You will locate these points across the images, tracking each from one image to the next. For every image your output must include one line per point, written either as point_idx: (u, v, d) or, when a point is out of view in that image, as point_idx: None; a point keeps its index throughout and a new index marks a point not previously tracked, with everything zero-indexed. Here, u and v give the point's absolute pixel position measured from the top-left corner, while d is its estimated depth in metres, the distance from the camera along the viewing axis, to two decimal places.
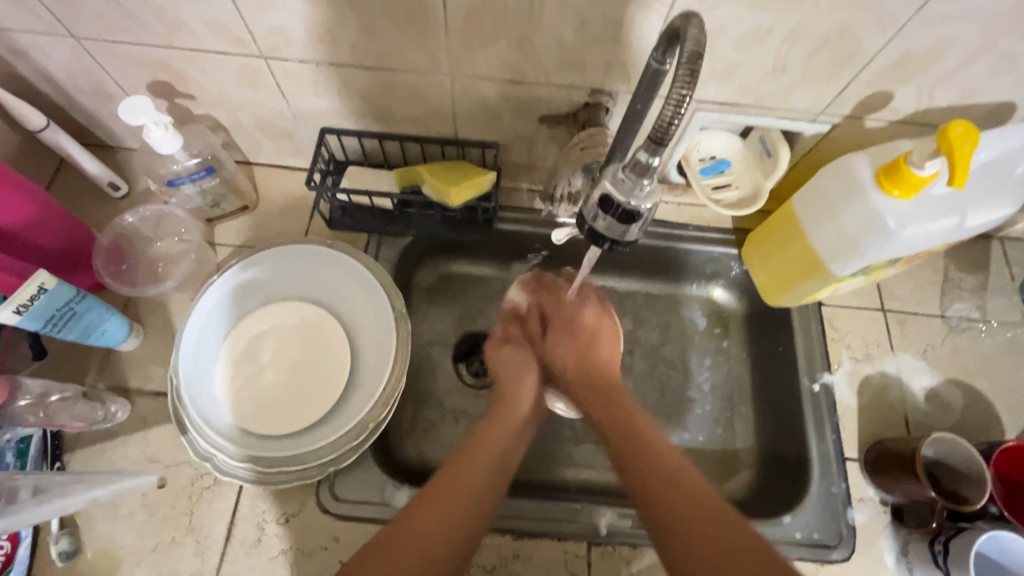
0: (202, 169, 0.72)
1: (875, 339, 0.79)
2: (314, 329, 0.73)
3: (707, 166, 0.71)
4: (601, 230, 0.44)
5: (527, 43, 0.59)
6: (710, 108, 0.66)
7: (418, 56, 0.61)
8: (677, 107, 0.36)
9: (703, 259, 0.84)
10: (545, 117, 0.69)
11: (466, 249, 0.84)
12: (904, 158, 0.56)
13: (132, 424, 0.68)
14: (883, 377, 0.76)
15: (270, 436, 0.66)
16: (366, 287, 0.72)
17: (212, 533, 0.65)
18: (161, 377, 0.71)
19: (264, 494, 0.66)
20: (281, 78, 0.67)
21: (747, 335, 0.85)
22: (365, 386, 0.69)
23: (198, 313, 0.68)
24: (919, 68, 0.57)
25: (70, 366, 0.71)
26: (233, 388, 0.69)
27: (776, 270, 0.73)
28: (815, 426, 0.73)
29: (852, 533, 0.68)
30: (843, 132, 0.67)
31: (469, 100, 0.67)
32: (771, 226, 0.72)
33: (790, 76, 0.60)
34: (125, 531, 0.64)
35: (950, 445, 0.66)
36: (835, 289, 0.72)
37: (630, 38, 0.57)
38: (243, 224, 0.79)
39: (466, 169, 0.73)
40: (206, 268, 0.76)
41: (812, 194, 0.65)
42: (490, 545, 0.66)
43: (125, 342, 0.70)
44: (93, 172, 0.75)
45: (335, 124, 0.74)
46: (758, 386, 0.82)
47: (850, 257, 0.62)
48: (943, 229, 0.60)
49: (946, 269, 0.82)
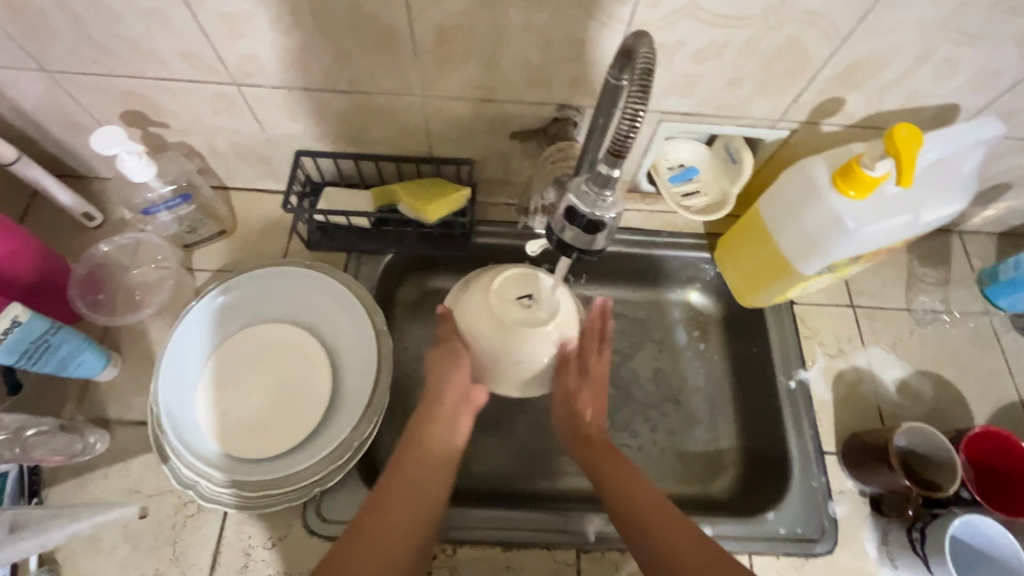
0: (177, 196, 0.72)
1: (846, 335, 0.81)
2: (295, 351, 0.73)
3: (676, 174, 0.74)
4: (568, 241, 0.45)
5: (494, 64, 0.61)
6: (673, 118, 0.68)
7: (389, 79, 0.63)
8: (631, 122, 0.37)
9: (678, 264, 0.86)
10: (515, 133, 0.71)
11: (445, 264, 0.86)
12: (856, 160, 0.58)
13: (113, 455, 0.67)
14: (856, 371, 0.79)
15: (253, 461, 0.66)
16: (346, 306, 0.72)
17: (197, 562, 0.64)
18: (142, 406, 0.70)
19: (249, 520, 0.66)
20: (255, 104, 0.68)
21: (724, 336, 0.87)
22: (348, 405, 0.69)
23: (177, 339, 0.68)
24: (867, 75, 0.61)
25: (47, 398, 0.70)
26: (214, 413, 0.68)
27: (749, 272, 0.75)
28: (794, 423, 0.75)
29: (834, 525, 0.70)
30: (801, 137, 0.70)
31: (442, 119, 0.69)
32: (741, 229, 0.74)
33: (747, 87, 0.63)
34: (108, 564, 0.63)
35: (921, 434, 0.68)
36: (804, 288, 0.74)
37: (593, 56, 0.59)
38: (222, 249, 0.80)
39: (441, 186, 0.75)
40: (185, 293, 0.76)
41: (775, 198, 0.67)
42: (479, 558, 0.66)
43: (103, 372, 0.69)
44: (67, 203, 0.75)
45: (310, 146, 0.75)
46: (737, 386, 0.84)
47: (816, 257, 0.65)
48: (899, 226, 0.62)
49: (910, 264, 0.86)
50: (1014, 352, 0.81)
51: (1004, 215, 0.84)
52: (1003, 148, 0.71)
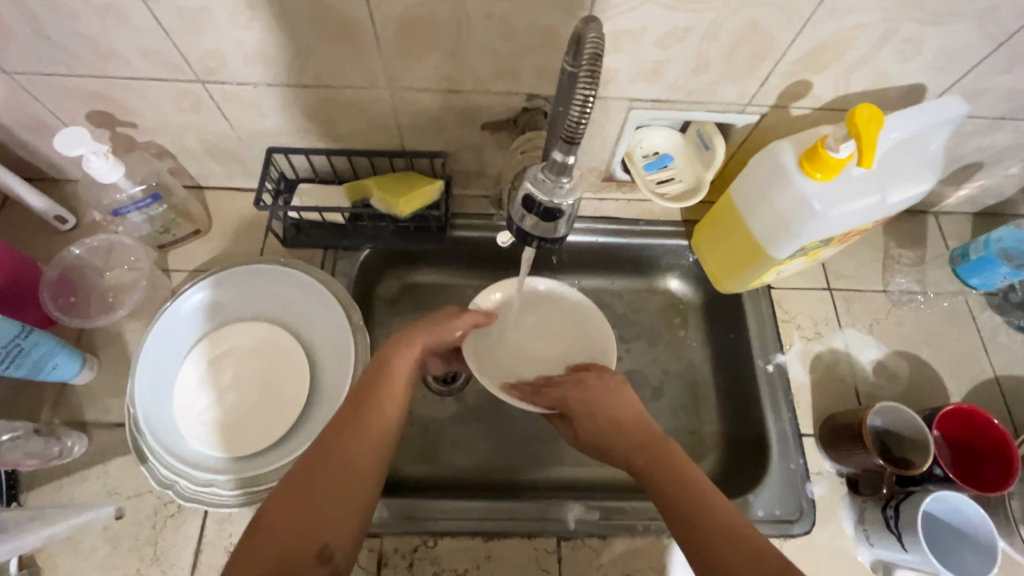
0: (148, 195, 0.72)
1: (823, 318, 0.81)
2: (272, 348, 0.73)
3: (650, 162, 0.74)
4: (529, 229, 0.46)
5: (459, 54, 0.60)
6: (643, 105, 0.68)
7: (354, 72, 0.63)
8: (582, 108, 0.38)
9: (657, 252, 0.86)
10: (486, 124, 0.71)
11: (424, 258, 0.86)
12: (821, 142, 0.59)
13: (91, 457, 0.67)
14: (833, 353, 0.79)
15: (232, 459, 0.66)
16: (322, 301, 0.72)
17: (178, 561, 0.64)
18: (120, 407, 0.70)
19: (230, 517, 0.66)
20: (222, 101, 0.67)
21: (704, 322, 0.88)
22: (327, 400, 0.69)
23: (152, 338, 0.68)
24: (832, 57, 0.61)
25: (24, 402, 0.70)
26: (192, 413, 0.68)
27: (725, 258, 0.75)
28: (772, 406, 0.76)
29: (811, 505, 0.70)
30: (772, 121, 0.70)
31: (411, 112, 0.69)
32: (716, 216, 0.74)
33: (713, 72, 0.63)
34: (88, 566, 0.63)
35: (894, 413, 0.68)
36: (778, 272, 0.74)
37: (557, 44, 0.59)
38: (197, 248, 0.79)
39: (414, 179, 0.75)
40: (160, 293, 0.76)
41: (746, 182, 0.67)
42: (460, 548, 0.66)
43: (79, 375, 0.69)
44: (38, 206, 0.75)
45: (281, 143, 0.75)
46: (718, 371, 0.84)
47: (787, 240, 0.65)
48: (867, 208, 0.63)
49: (886, 246, 0.86)
50: (989, 330, 0.82)
51: (978, 194, 0.85)
52: (972, 127, 0.71)
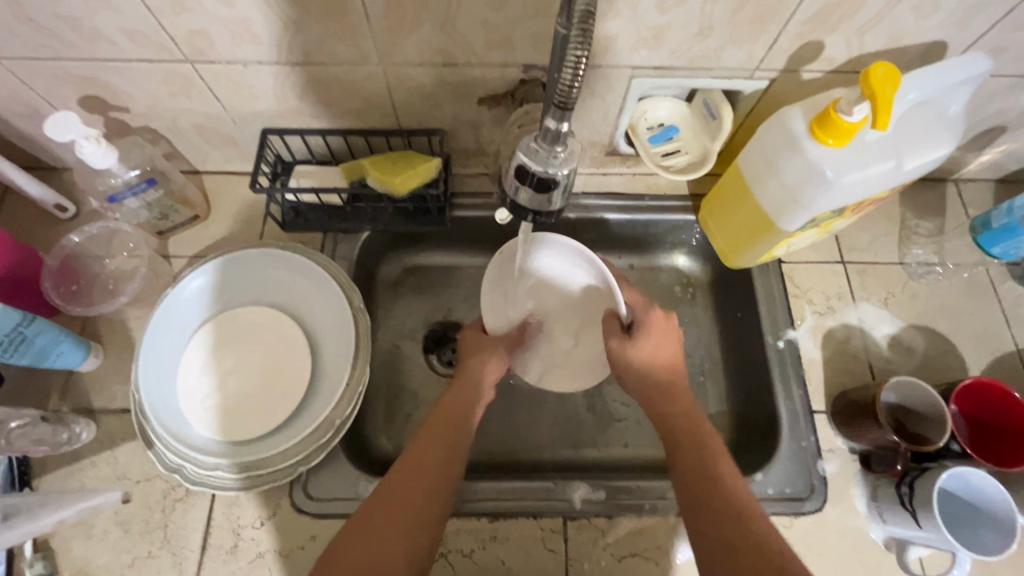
0: (144, 180, 0.71)
1: (835, 292, 0.79)
2: (274, 331, 0.73)
3: (656, 134, 0.72)
4: (523, 202, 0.44)
5: (452, 26, 0.58)
6: (646, 74, 0.65)
7: (345, 48, 0.61)
8: (574, 71, 0.36)
9: (664, 227, 0.84)
10: (483, 99, 0.69)
11: (426, 240, 0.85)
12: (832, 106, 0.56)
13: (99, 443, 0.68)
14: (846, 328, 0.77)
15: (239, 444, 0.66)
16: (321, 284, 0.72)
17: (188, 543, 0.65)
18: (125, 394, 0.71)
19: (238, 501, 0.66)
20: (212, 83, 0.66)
21: (714, 299, 0.86)
22: (329, 383, 0.69)
23: (156, 325, 0.68)
24: (844, 16, 0.57)
25: (31, 390, 0.70)
26: (195, 398, 0.68)
27: (734, 232, 0.73)
28: (782, 384, 0.74)
29: (823, 483, 0.69)
30: (781, 86, 0.67)
31: (405, 88, 0.67)
32: (723, 187, 0.72)
33: (717, 36, 0.60)
34: (101, 549, 0.64)
35: (908, 387, 0.66)
36: (789, 245, 0.72)
37: (552, 12, 0.57)
38: (197, 234, 0.79)
39: (410, 158, 0.73)
40: (161, 280, 0.76)
41: (754, 152, 0.65)
42: (467, 529, 0.66)
43: (84, 363, 0.70)
44: (37, 195, 0.74)
45: (276, 125, 0.73)
46: (727, 349, 0.83)
47: (797, 212, 0.62)
48: (881, 175, 0.60)
49: (903, 216, 0.83)
50: (1011, 302, 0.78)
51: (1000, 160, 0.81)
52: (995, 87, 0.68)
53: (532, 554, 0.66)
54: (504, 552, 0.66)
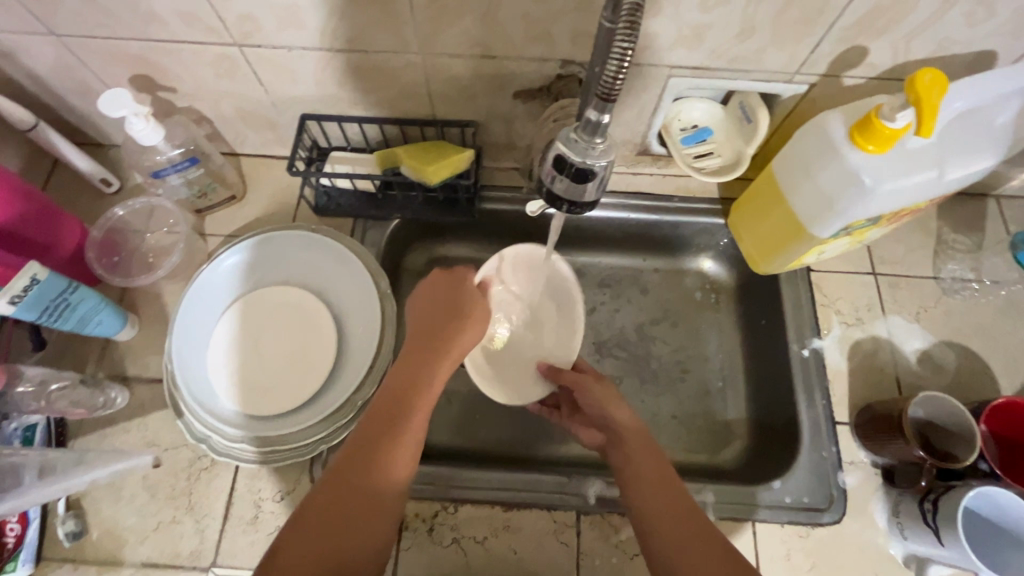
0: (186, 159, 0.73)
1: (865, 303, 0.78)
2: (301, 311, 0.74)
3: (689, 135, 0.71)
4: (559, 192, 0.45)
5: (493, 18, 0.59)
6: (683, 73, 0.65)
7: (387, 37, 0.62)
8: (619, 63, 0.37)
9: (692, 230, 0.84)
10: (518, 92, 0.69)
11: (452, 231, 0.86)
12: (874, 112, 0.55)
13: (131, 410, 0.70)
14: (874, 341, 0.76)
15: (263, 418, 0.68)
16: (351, 268, 0.73)
17: (211, 511, 0.67)
18: (158, 364, 0.73)
19: (260, 474, 0.68)
20: (257, 66, 0.67)
21: (739, 304, 0.86)
22: (353, 365, 0.70)
23: (190, 298, 0.70)
24: (891, 21, 0.57)
25: (71, 356, 0.73)
26: (223, 371, 0.70)
27: (764, 237, 0.72)
28: (805, 393, 0.73)
29: (842, 495, 0.68)
30: (821, 91, 0.66)
31: (442, 79, 0.68)
32: (756, 191, 0.71)
33: (759, 37, 0.59)
34: (128, 512, 0.66)
35: (935, 402, 0.65)
36: (820, 253, 0.71)
37: (593, 8, 0.57)
38: (232, 214, 0.81)
39: (443, 148, 0.74)
40: (196, 257, 0.78)
41: (790, 156, 0.64)
42: (481, 516, 0.67)
43: (121, 332, 0.72)
44: (85, 169, 0.77)
45: (315, 111, 0.75)
46: (749, 356, 0.82)
47: (831, 218, 0.62)
48: (921, 184, 0.59)
49: (939, 230, 0.81)
50: None
51: None
52: None
53: (544, 546, 0.66)
54: (517, 542, 0.66)
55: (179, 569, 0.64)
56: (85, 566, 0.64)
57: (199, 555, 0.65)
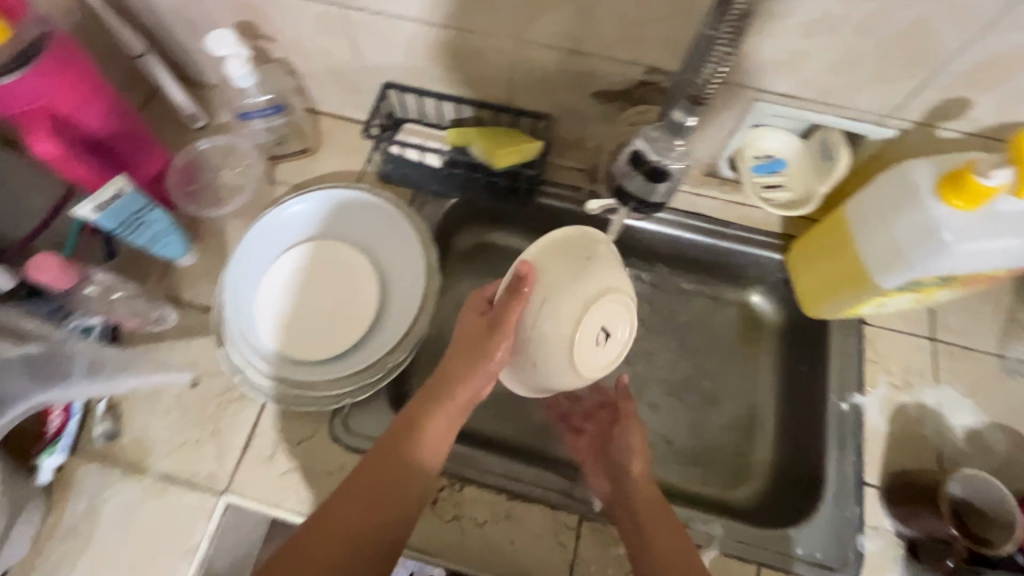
0: (271, 106, 0.78)
1: (917, 367, 0.74)
2: (350, 269, 0.76)
3: (761, 164, 0.71)
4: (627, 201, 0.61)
5: (590, 14, 0.59)
6: (770, 99, 0.64)
7: (483, 18, 0.64)
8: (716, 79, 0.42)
9: (747, 261, 0.82)
10: (599, 92, 0.70)
11: (507, 218, 0.87)
12: (969, 166, 0.53)
13: (178, 331, 0.74)
14: (920, 408, 0.72)
15: (296, 362, 0.71)
16: (405, 238, 0.76)
17: (233, 440, 0.69)
18: (210, 293, 0.77)
19: (284, 415, 0.70)
20: (354, 28, 0.70)
21: (781, 344, 0.83)
22: (390, 328, 0.72)
23: (252, 237, 0.74)
24: (1002, 76, 0.54)
25: (134, 270, 0.77)
26: (268, 311, 0.73)
27: (821, 279, 0.70)
28: (836, 447, 0.70)
29: (859, 558, 0.65)
30: (910, 139, 0.64)
31: (527, 67, 0.69)
32: (820, 232, 0.69)
33: (858, 72, 0.58)
34: (159, 424, 0.70)
35: (978, 483, 0.62)
36: (879, 306, 0.68)
37: (691, 18, 0.57)
38: (302, 166, 0.84)
39: (514, 136, 0.76)
40: (263, 200, 0.82)
41: (867, 200, 0.62)
42: (483, 500, 0.67)
43: (182, 258, 0.76)
44: (179, 101, 0.82)
45: (399, 80, 0.77)
46: (783, 398, 0.80)
47: (900, 269, 0.59)
48: (1004, 251, 0.56)
49: (1012, 307, 0.76)
50: None
51: None
52: None
53: (541, 543, 0.66)
54: (515, 533, 0.66)
55: (195, 488, 0.67)
56: (112, 466, 0.68)
57: (214, 479, 0.68)
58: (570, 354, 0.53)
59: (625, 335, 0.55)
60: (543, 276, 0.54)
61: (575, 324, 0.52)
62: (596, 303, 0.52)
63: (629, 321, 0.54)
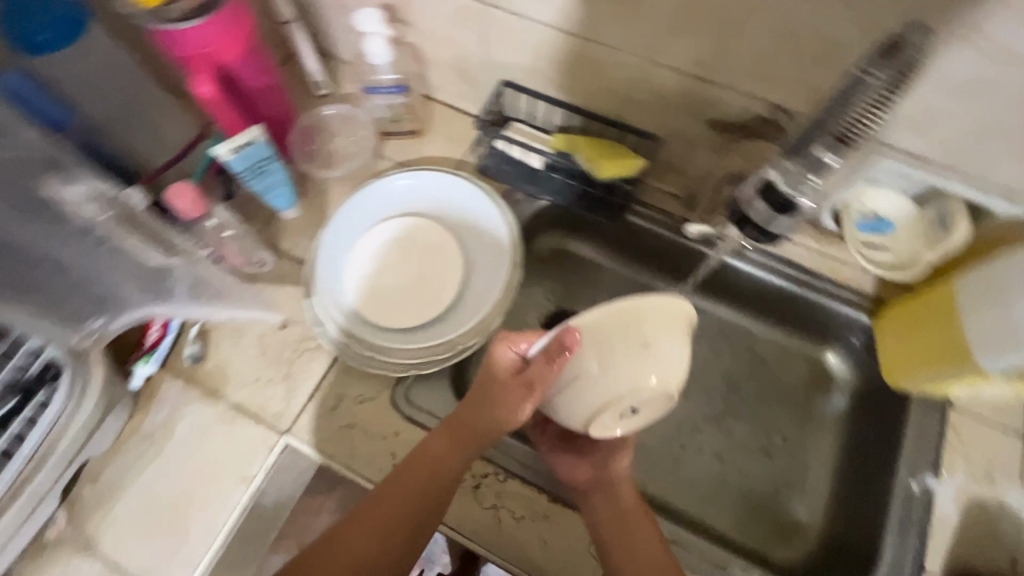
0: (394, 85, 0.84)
1: (1003, 464, 0.69)
2: (436, 249, 0.79)
3: (867, 221, 0.71)
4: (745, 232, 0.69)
5: (726, 44, 0.60)
6: (897, 156, 0.63)
7: (616, 33, 0.65)
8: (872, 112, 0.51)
9: (831, 318, 0.79)
10: (716, 121, 0.70)
11: (590, 230, 0.88)
12: None
13: (271, 276, 0.79)
14: (999, 506, 0.67)
15: (370, 325, 0.75)
16: (494, 229, 0.78)
17: (301, 387, 0.73)
18: (305, 248, 0.82)
19: (351, 373, 0.74)
20: (488, 25, 0.73)
21: (852, 409, 0.80)
22: (464, 312, 0.75)
23: (355, 203, 0.79)
24: None
25: (243, 214, 0.84)
26: (354, 272, 0.77)
27: (915, 349, 0.67)
28: (899, 527, 0.66)
29: None
30: None
31: (649, 86, 0.70)
32: (922, 300, 0.66)
33: (1001, 143, 0.56)
34: (239, 357, 0.75)
35: None
36: (975, 390, 0.64)
37: (832, 63, 0.56)
38: (409, 146, 0.88)
39: (620, 150, 0.78)
40: (368, 171, 0.87)
41: (986, 275, 0.59)
42: (524, 496, 0.68)
43: (287, 210, 0.82)
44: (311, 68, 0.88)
45: (517, 80, 0.80)
46: (845, 465, 0.77)
47: (1011, 352, 0.56)
48: None
49: None
50: None
51: None
52: None
53: (573, 551, 0.66)
54: (549, 535, 0.67)
55: (260, 423, 0.72)
56: (193, 387, 0.74)
57: (279, 419, 0.72)
58: (586, 418, 0.54)
59: (649, 414, 0.54)
60: (588, 348, 0.50)
61: (597, 404, 0.52)
62: (623, 398, 0.51)
63: (661, 407, 0.53)
